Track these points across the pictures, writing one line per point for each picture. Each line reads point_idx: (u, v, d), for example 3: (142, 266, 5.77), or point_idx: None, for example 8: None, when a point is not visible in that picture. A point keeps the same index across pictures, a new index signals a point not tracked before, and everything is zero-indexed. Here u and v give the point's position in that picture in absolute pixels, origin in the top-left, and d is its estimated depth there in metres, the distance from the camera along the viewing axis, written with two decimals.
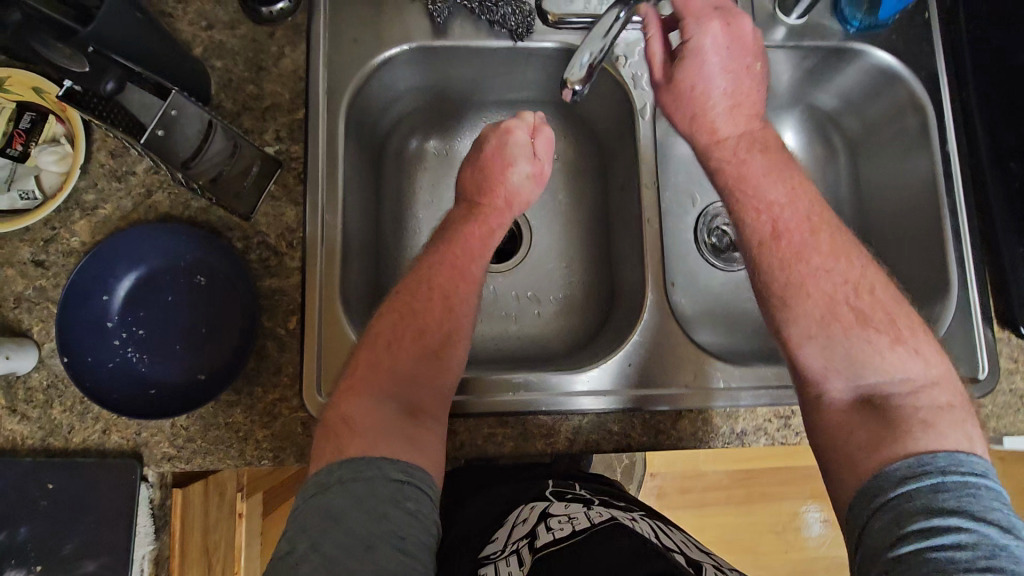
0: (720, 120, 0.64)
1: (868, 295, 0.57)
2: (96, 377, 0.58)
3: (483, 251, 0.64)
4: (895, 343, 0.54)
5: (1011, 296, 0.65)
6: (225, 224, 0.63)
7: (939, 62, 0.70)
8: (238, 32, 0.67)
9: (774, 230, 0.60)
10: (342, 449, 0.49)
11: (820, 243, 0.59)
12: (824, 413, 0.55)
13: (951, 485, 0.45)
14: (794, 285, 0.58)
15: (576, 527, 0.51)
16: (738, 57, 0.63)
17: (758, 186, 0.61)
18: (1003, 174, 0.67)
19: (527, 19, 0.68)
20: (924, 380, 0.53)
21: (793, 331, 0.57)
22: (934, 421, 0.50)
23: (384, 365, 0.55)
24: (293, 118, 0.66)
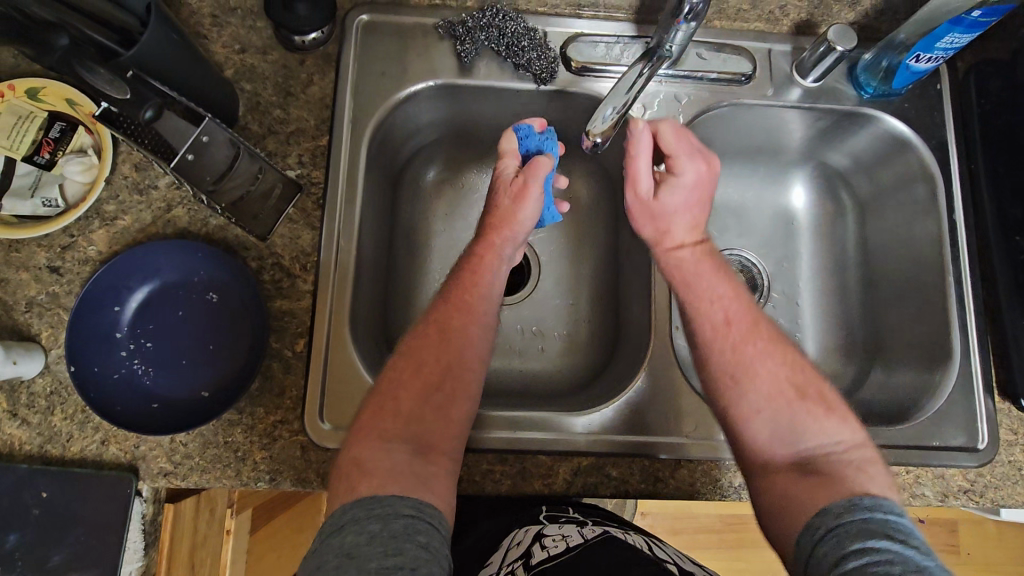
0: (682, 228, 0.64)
1: (803, 372, 0.57)
2: (101, 387, 0.58)
3: (475, 280, 0.61)
4: (828, 411, 0.55)
5: (1013, 367, 0.66)
6: (241, 243, 0.64)
7: (948, 132, 0.72)
8: (269, 57, 0.69)
9: (727, 319, 0.59)
10: (353, 486, 0.49)
11: (758, 338, 0.58)
12: (774, 476, 0.53)
13: (877, 517, 0.47)
14: (741, 370, 0.57)
15: (569, 544, 0.54)
16: (701, 182, 0.64)
17: (709, 280, 0.61)
18: (1008, 246, 0.68)
19: (551, 65, 0.70)
20: (852, 442, 0.54)
21: (739, 408, 0.56)
22: (865, 466, 0.52)
23: (389, 408, 0.54)
24: (316, 144, 0.67)
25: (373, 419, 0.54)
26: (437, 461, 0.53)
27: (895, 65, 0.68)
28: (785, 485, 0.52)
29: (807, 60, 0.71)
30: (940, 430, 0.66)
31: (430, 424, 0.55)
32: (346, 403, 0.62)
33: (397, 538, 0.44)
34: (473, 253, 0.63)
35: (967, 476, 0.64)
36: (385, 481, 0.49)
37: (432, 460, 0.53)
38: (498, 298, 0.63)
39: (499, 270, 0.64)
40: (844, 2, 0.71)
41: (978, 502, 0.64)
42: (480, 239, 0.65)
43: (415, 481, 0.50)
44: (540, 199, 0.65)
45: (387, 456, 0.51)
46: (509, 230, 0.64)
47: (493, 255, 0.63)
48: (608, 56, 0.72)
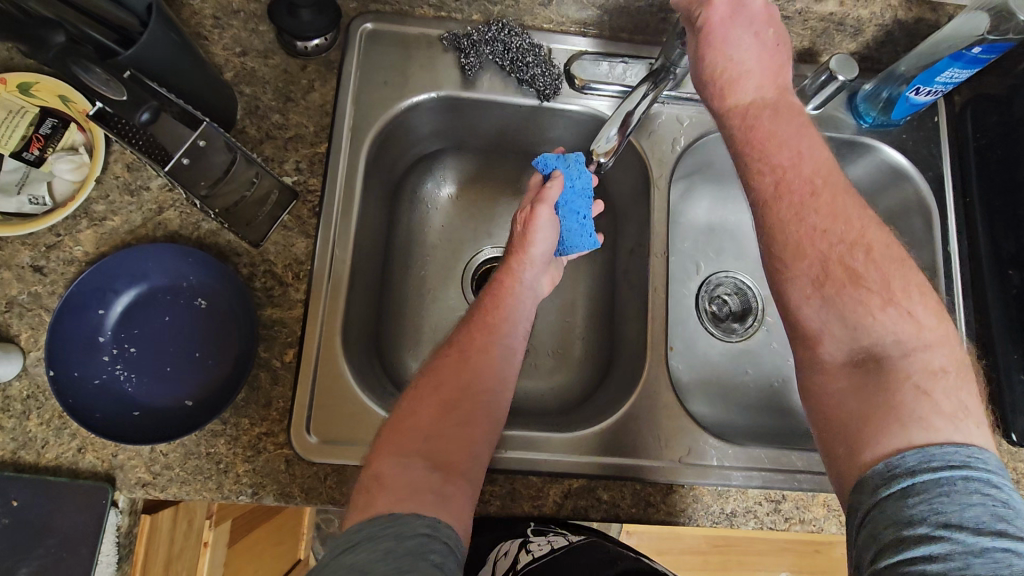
0: (738, 86, 0.55)
1: (865, 254, 0.50)
2: (80, 393, 0.56)
3: (496, 302, 0.63)
4: (885, 303, 0.48)
5: (1005, 401, 0.66)
6: (233, 249, 0.62)
7: (944, 165, 0.73)
8: (270, 61, 0.68)
9: (778, 189, 0.52)
10: (370, 502, 0.47)
11: (818, 207, 0.51)
12: (821, 381, 0.49)
13: (923, 487, 0.40)
14: (789, 245, 0.51)
15: (554, 547, 0.57)
16: (749, 20, 0.54)
17: (764, 144, 0.54)
18: (1002, 280, 0.69)
19: (555, 82, 0.70)
20: (917, 342, 0.47)
21: (791, 294, 0.51)
22: (927, 387, 0.45)
23: (408, 425, 0.53)
24: (315, 151, 0.66)
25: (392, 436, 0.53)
26: (455, 480, 0.51)
27: (895, 96, 0.69)
28: (836, 407, 0.47)
29: (808, 87, 0.71)
30: None
31: (449, 444, 0.53)
32: (335, 419, 0.61)
33: (412, 555, 0.43)
34: (497, 281, 0.66)
35: None
36: (403, 496, 0.47)
37: (444, 477, 0.50)
38: (521, 329, 0.63)
39: (523, 298, 0.65)
40: (845, 33, 0.71)
41: None
42: (503, 265, 0.68)
43: (432, 498, 0.48)
44: (552, 222, 0.67)
45: (404, 471, 0.49)
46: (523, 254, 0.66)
47: (513, 279, 0.66)
48: (611, 74, 0.72)
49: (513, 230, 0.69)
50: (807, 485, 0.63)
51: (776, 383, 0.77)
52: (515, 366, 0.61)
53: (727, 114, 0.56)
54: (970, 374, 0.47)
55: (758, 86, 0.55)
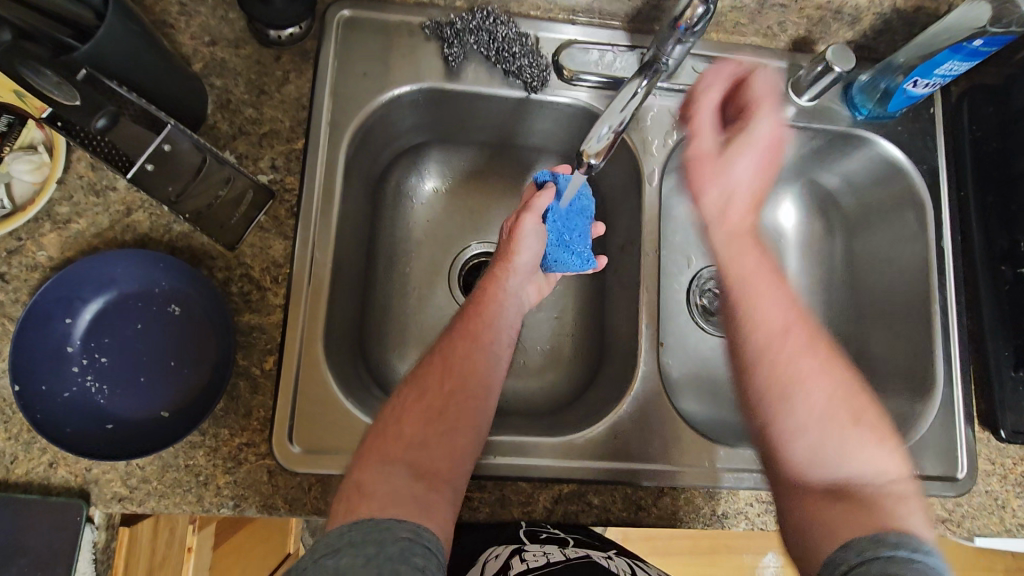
0: (738, 213, 0.64)
1: (858, 397, 0.57)
2: (49, 407, 0.53)
3: (482, 310, 0.61)
4: (869, 442, 0.54)
5: (994, 397, 0.66)
6: (207, 252, 0.60)
7: (940, 158, 0.72)
8: (241, 52, 0.64)
9: (785, 326, 0.58)
10: (352, 509, 0.46)
11: (817, 351, 0.57)
12: (803, 497, 0.52)
13: (891, 562, 0.45)
14: (787, 382, 0.56)
15: (551, 560, 0.51)
16: (767, 162, 0.64)
17: (763, 285, 0.60)
18: (994, 277, 0.69)
19: (543, 74, 0.67)
20: (892, 476, 0.53)
21: (782, 428, 0.55)
22: (902, 499, 0.51)
23: (391, 432, 0.52)
24: (291, 147, 0.63)
25: (374, 447, 0.51)
26: (437, 488, 0.50)
27: (893, 88, 0.67)
28: (814, 509, 0.51)
29: (804, 78, 0.69)
30: (914, 459, 0.66)
31: (432, 457, 0.52)
32: (319, 427, 0.59)
33: (394, 559, 0.41)
34: (481, 289, 0.64)
35: (946, 505, 0.65)
36: (385, 504, 0.46)
37: (432, 486, 0.50)
38: (507, 335, 0.61)
39: (508, 305, 0.63)
40: (842, 22, 0.69)
41: (955, 531, 0.64)
42: (487, 272, 0.65)
43: (416, 506, 0.47)
44: (537, 232, 0.65)
45: (388, 479, 0.48)
46: (510, 265, 0.64)
47: (497, 286, 0.63)
48: (601, 63, 0.69)
49: (499, 239, 0.67)
50: None
51: None
52: (502, 373, 0.59)
53: (733, 235, 0.63)
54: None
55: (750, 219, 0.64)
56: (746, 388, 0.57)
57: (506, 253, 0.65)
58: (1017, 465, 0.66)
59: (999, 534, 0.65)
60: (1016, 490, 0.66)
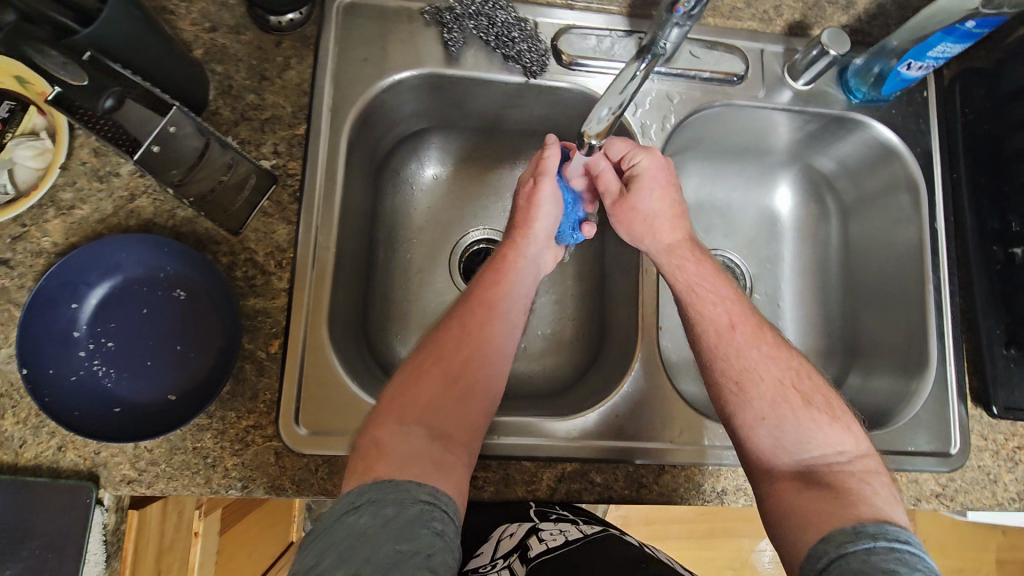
0: (669, 230, 0.64)
1: (807, 379, 0.58)
2: (57, 390, 0.54)
3: (500, 275, 0.62)
4: (832, 420, 0.55)
5: (987, 374, 0.68)
6: (211, 237, 0.60)
7: (933, 141, 0.73)
8: (242, 38, 0.65)
9: (730, 323, 0.59)
10: (369, 467, 0.47)
11: (761, 343, 0.59)
12: (776, 488, 0.53)
13: (881, 550, 0.45)
14: (742, 372, 0.57)
15: (569, 538, 0.51)
16: (669, 188, 0.65)
17: (700, 290, 0.61)
18: (986, 257, 0.70)
19: (542, 58, 0.68)
20: (855, 451, 0.54)
21: (744, 415, 0.56)
22: (867, 478, 0.52)
23: (409, 393, 0.53)
24: (293, 133, 0.64)
25: (392, 407, 0.52)
26: (454, 450, 0.51)
27: (887, 71, 0.68)
28: (789, 497, 0.52)
29: (800, 62, 0.71)
30: (908, 434, 0.67)
31: (448, 420, 0.53)
32: (324, 409, 0.59)
33: (412, 524, 0.42)
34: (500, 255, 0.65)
35: (940, 481, 0.66)
36: (404, 463, 0.47)
37: (450, 448, 0.51)
38: (522, 304, 0.62)
39: (527, 271, 0.64)
40: None
41: (948, 506, 0.66)
42: (505, 238, 0.67)
43: (434, 465, 0.48)
44: (555, 198, 0.66)
45: (406, 439, 0.49)
46: (529, 232, 0.65)
47: (516, 252, 0.64)
48: (599, 48, 0.70)
49: (515, 205, 0.68)
50: None
51: None
52: (516, 340, 0.60)
53: (672, 250, 0.64)
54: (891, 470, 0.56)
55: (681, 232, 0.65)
56: (707, 389, 0.59)
57: (526, 219, 0.66)
58: (1009, 441, 0.68)
59: (990, 508, 0.66)
60: (1008, 465, 0.67)
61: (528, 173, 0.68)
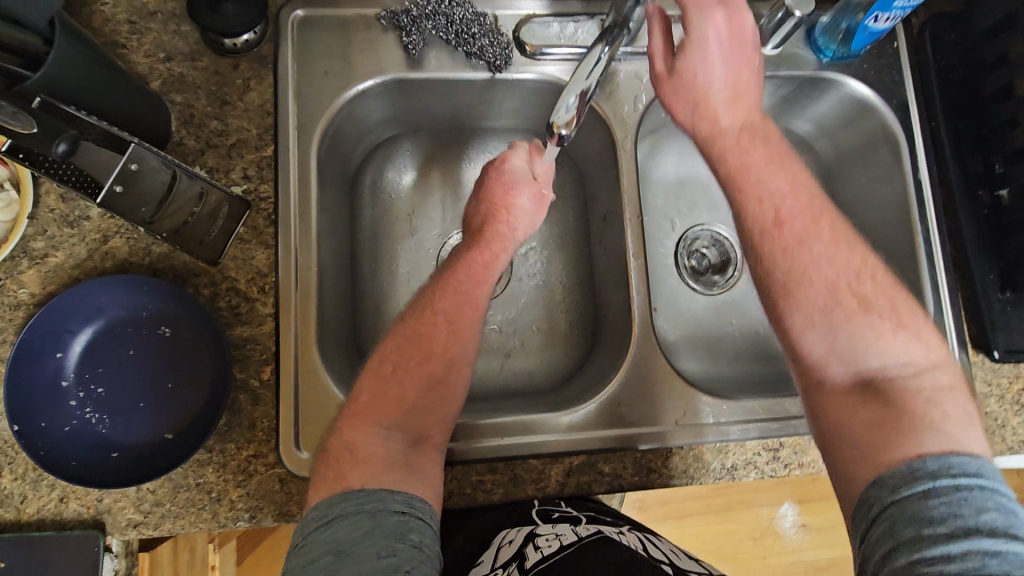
0: (724, 111, 0.58)
1: (870, 282, 0.53)
2: (51, 442, 0.53)
3: (487, 275, 0.60)
4: (897, 328, 0.51)
5: (985, 319, 0.67)
6: (190, 270, 0.59)
7: (908, 92, 0.72)
8: (198, 64, 0.64)
9: (777, 220, 0.55)
10: (340, 476, 0.47)
11: (822, 233, 0.54)
12: (828, 397, 0.51)
13: (944, 491, 0.41)
14: (796, 272, 0.54)
15: (563, 543, 0.51)
16: (736, 57, 0.58)
17: (761, 174, 0.57)
18: (973, 201, 0.70)
19: (505, 51, 0.67)
20: (924, 363, 0.50)
21: (794, 322, 0.53)
22: (936, 399, 0.48)
23: (390, 392, 0.52)
24: (262, 155, 0.63)
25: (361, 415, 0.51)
26: (426, 450, 0.51)
27: (855, 26, 0.67)
28: (842, 414, 0.50)
29: (765, 27, 0.69)
30: None
31: (425, 421, 0.52)
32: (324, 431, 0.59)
33: (390, 537, 0.43)
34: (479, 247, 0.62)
35: None
36: (379, 470, 0.48)
37: (421, 449, 0.51)
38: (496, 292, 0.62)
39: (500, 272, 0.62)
40: None
41: None
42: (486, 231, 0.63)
43: (405, 471, 0.49)
44: (532, 208, 0.65)
45: (379, 446, 0.50)
46: (521, 236, 0.64)
47: (499, 246, 0.62)
48: (562, 35, 0.69)
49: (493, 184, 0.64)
50: (804, 430, 0.63)
51: (763, 331, 0.79)
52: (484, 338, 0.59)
53: (716, 137, 0.59)
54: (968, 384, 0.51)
55: (742, 111, 0.59)
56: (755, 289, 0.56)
57: (526, 219, 0.64)
58: (1013, 383, 0.67)
59: (1002, 453, 0.66)
60: (1015, 408, 0.67)
61: (523, 166, 0.65)
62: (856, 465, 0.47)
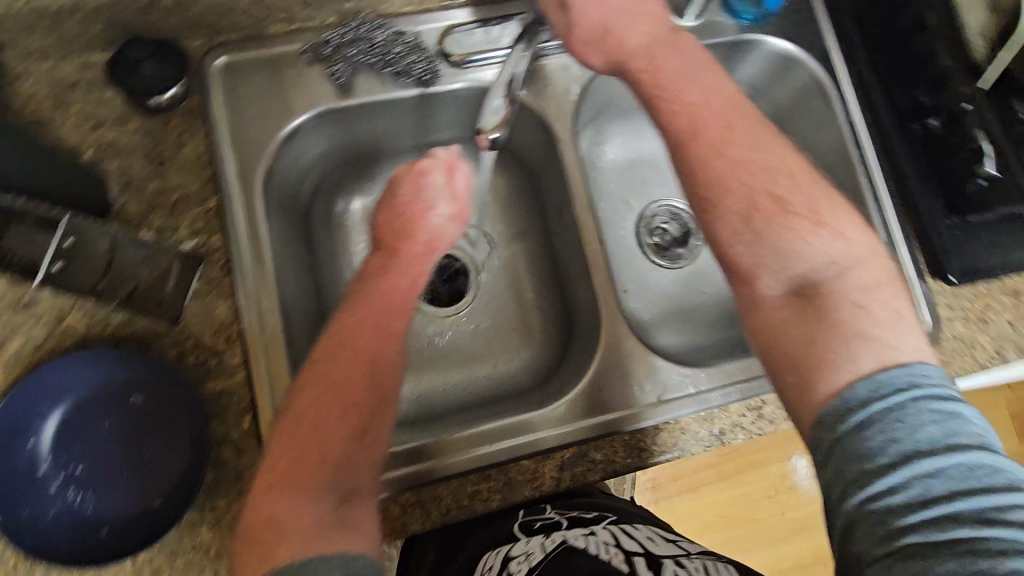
0: (629, 35, 0.59)
1: (786, 181, 0.55)
2: (38, 531, 0.52)
3: (406, 301, 0.59)
4: (815, 226, 0.52)
5: (937, 245, 0.69)
6: (153, 333, 0.59)
7: (828, 40, 0.74)
8: (128, 127, 0.63)
9: (691, 131, 0.56)
10: (269, 554, 0.44)
11: (736, 139, 0.56)
12: (757, 305, 0.53)
13: (878, 417, 0.42)
14: (712, 182, 0.55)
15: (531, 564, 0.50)
16: None
17: (673, 84, 0.58)
18: (906, 134, 0.72)
19: (431, 65, 0.68)
20: (848, 260, 0.51)
21: (719, 231, 0.54)
22: (864, 304, 0.48)
23: (312, 452, 0.48)
24: (206, 207, 0.63)
25: (286, 449, 0.49)
26: (360, 506, 0.49)
27: None
28: (776, 322, 0.51)
29: None
30: None
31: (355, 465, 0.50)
32: None
33: None
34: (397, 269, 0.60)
35: None
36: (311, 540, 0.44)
37: (354, 504, 0.48)
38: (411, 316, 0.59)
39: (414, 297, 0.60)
40: None
41: None
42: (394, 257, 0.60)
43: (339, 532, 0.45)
44: (448, 228, 0.63)
45: (306, 513, 0.46)
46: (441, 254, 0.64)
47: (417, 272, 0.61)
48: (487, 40, 0.70)
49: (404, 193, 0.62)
50: None
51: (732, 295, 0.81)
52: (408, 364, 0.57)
53: (626, 61, 0.60)
54: (900, 280, 0.52)
55: (646, 31, 0.60)
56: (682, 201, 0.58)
57: (443, 240, 0.64)
58: (976, 303, 0.68)
59: (976, 372, 0.67)
60: (982, 327, 0.68)
61: (443, 181, 0.63)
62: (800, 388, 0.47)
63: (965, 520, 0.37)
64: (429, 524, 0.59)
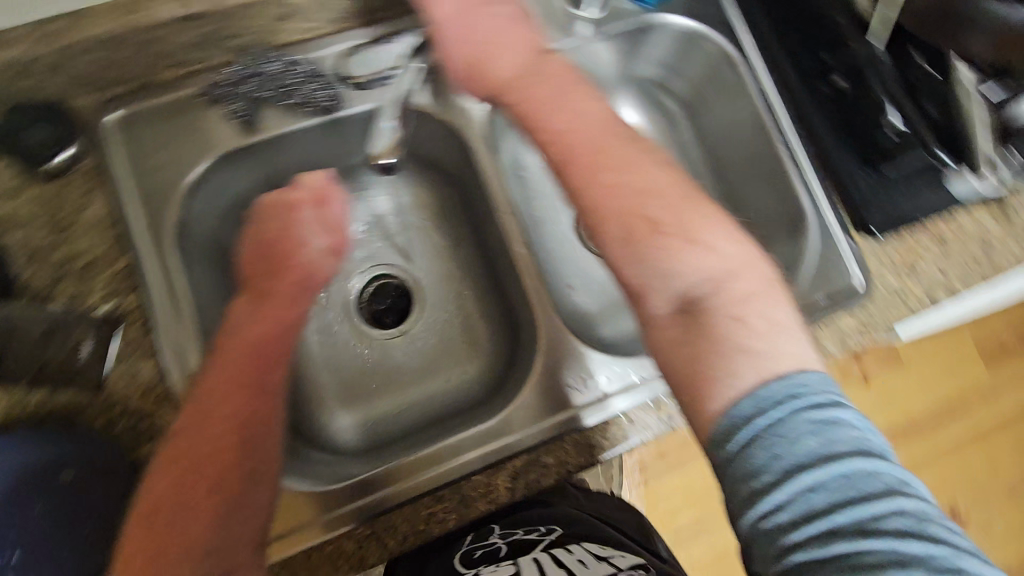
0: (501, 63, 0.64)
1: (658, 201, 0.54)
2: None
3: (272, 354, 0.57)
4: (686, 244, 0.52)
5: (857, 201, 0.69)
6: (77, 406, 0.57)
7: (729, 11, 0.75)
8: (24, 197, 0.61)
9: (561, 153, 0.59)
10: None
11: (606, 160, 0.57)
12: (649, 330, 0.51)
13: (761, 435, 0.41)
14: (587, 206, 0.55)
15: None
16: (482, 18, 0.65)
17: (539, 113, 0.61)
18: (814, 95, 0.72)
19: (332, 90, 0.67)
20: (723, 273, 0.50)
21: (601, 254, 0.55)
22: (743, 307, 0.48)
23: (174, 539, 0.48)
24: (116, 268, 0.61)
25: (146, 529, 0.48)
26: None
27: None
28: (666, 341, 0.49)
29: None
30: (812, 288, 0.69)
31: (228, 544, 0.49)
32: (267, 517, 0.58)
33: None
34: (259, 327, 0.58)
35: (856, 315, 0.67)
36: None
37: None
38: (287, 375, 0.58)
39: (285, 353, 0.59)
40: None
41: (875, 334, 0.68)
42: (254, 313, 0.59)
43: None
44: (323, 258, 0.66)
45: None
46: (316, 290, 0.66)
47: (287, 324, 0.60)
48: (389, 57, 0.69)
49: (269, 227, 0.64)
50: None
51: None
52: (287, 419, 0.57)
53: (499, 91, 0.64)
54: (779, 286, 0.51)
55: (511, 60, 0.64)
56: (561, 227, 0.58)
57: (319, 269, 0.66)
58: (903, 251, 0.70)
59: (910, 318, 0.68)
60: (911, 274, 0.69)
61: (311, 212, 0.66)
62: (693, 406, 0.46)
63: (844, 534, 0.37)
64: (385, 553, 0.58)
